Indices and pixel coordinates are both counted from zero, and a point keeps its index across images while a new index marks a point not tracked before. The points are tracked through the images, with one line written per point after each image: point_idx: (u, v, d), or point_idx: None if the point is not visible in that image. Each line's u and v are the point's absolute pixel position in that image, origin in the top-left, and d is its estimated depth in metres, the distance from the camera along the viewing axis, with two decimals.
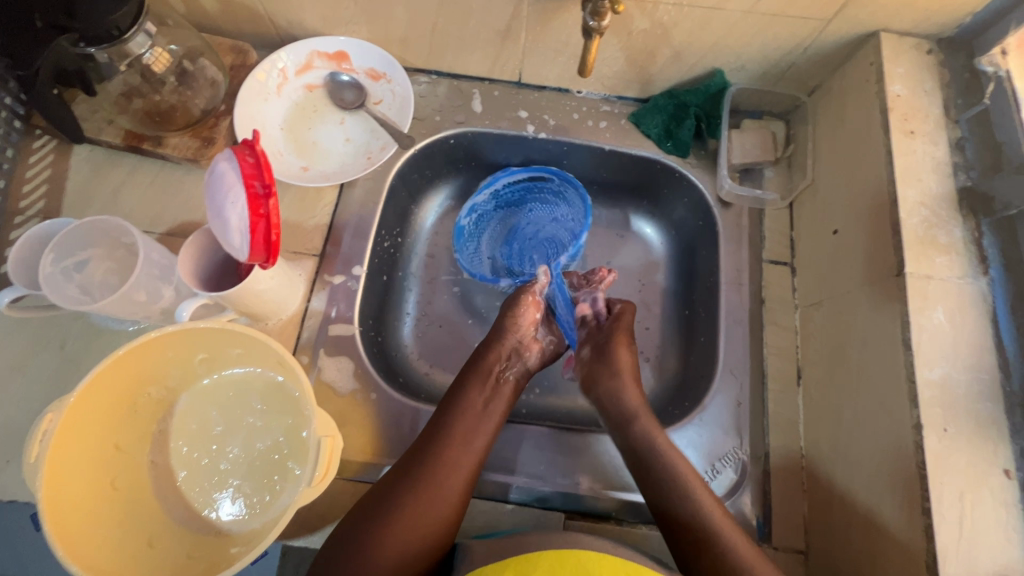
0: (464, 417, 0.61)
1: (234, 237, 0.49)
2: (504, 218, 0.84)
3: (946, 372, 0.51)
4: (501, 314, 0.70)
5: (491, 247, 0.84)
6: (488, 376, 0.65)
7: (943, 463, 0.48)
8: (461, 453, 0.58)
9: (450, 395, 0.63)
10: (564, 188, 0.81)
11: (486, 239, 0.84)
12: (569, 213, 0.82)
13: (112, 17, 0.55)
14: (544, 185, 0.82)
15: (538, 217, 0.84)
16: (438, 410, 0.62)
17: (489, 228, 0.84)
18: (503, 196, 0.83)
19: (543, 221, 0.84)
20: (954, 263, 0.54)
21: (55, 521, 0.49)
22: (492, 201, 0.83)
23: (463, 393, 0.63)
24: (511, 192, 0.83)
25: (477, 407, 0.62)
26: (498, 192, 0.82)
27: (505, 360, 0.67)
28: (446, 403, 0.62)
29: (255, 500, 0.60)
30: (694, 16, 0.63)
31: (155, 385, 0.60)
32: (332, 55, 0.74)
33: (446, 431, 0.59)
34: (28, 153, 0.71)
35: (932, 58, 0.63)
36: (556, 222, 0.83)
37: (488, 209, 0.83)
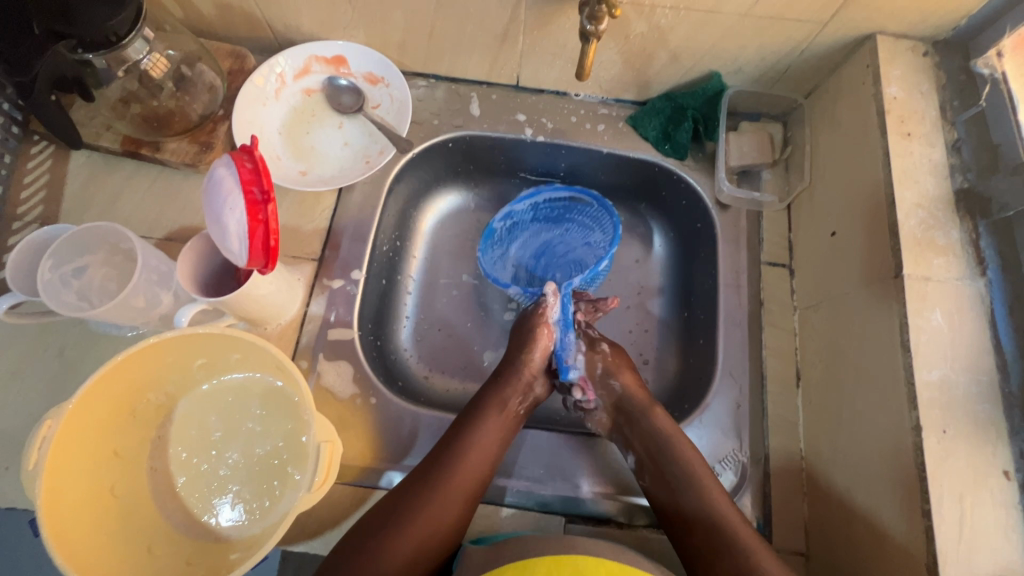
0: (473, 447, 0.60)
1: (232, 243, 0.49)
2: (541, 228, 0.84)
3: (945, 373, 0.51)
4: (517, 343, 0.69)
5: (519, 256, 0.83)
6: (501, 406, 0.64)
7: (942, 464, 0.48)
8: (465, 484, 0.58)
9: (459, 421, 0.62)
10: (602, 215, 0.79)
11: (517, 245, 0.83)
12: (603, 240, 0.81)
13: (110, 23, 0.55)
14: (585, 205, 0.81)
15: (572, 236, 0.83)
16: (446, 435, 0.62)
17: (520, 237, 0.83)
18: (543, 209, 0.82)
19: (575, 242, 0.83)
20: (951, 264, 0.54)
21: (54, 530, 0.49)
22: (531, 211, 0.82)
23: (473, 420, 0.62)
24: (552, 207, 0.82)
25: (487, 438, 0.61)
26: (541, 203, 0.81)
27: (518, 390, 0.66)
28: (455, 429, 0.61)
29: (254, 506, 0.60)
30: (691, 19, 0.64)
31: (154, 391, 0.60)
32: (330, 60, 0.75)
33: (454, 460, 0.59)
34: (26, 159, 0.71)
35: (929, 60, 0.63)
36: (588, 244, 0.82)
37: (525, 217, 0.82)
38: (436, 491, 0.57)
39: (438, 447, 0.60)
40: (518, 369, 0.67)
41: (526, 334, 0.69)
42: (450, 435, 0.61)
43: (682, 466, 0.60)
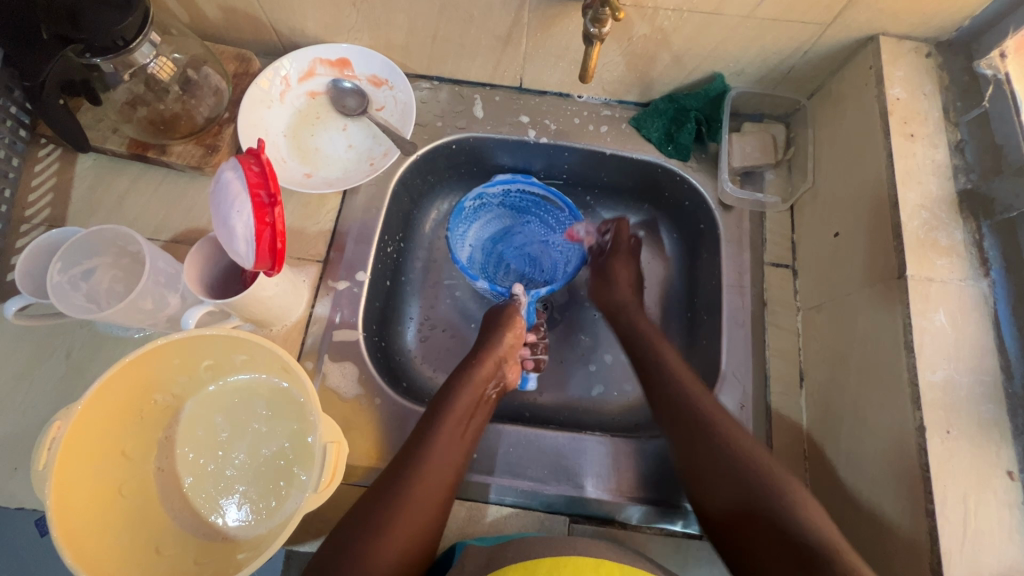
0: (450, 424, 0.60)
1: (241, 245, 0.49)
2: (504, 213, 0.85)
3: (948, 374, 0.51)
4: (489, 332, 0.70)
5: (476, 235, 0.84)
6: (477, 385, 0.65)
7: (946, 465, 0.48)
8: (444, 463, 0.58)
9: (434, 402, 0.62)
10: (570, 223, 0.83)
11: (478, 224, 0.84)
12: (561, 244, 0.85)
13: (116, 28, 0.55)
14: (556, 208, 0.82)
15: (531, 230, 0.85)
16: (422, 417, 0.62)
17: (482, 217, 0.84)
18: (513, 198, 0.83)
19: (534, 235, 0.85)
20: (955, 265, 0.54)
21: (65, 530, 0.50)
22: (501, 197, 0.83)
23: (449, 400, 0.62)
24: (522, 198, 0.83)
25: (464, 416, 0.62)
26: (513, 195, 0.83)
27: (493, 372, 0.67)
28: (432, 410, 0.62)
29: (261, 506, 0.60)
30: (694, 21, 0.64)
31: (161, 392, 0.60)
32: (335, 62, 0.75)
33: (430, 442, 0.58)
34: (34, 162, 0.71)
35: (932, 61, 0.63)
36: (545, 241, 0.85)
37: (493, 200, 0.83)
38: (417, 472, 0.56)
39: (417, 431, 0.60)
40: (492, 350, 0.68)
41: (498, 324, 0.71)
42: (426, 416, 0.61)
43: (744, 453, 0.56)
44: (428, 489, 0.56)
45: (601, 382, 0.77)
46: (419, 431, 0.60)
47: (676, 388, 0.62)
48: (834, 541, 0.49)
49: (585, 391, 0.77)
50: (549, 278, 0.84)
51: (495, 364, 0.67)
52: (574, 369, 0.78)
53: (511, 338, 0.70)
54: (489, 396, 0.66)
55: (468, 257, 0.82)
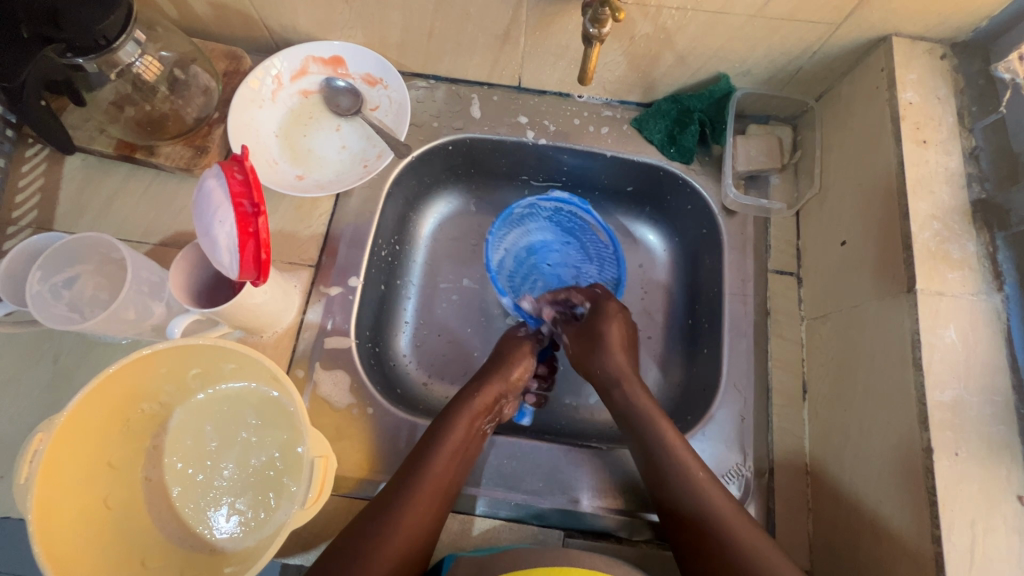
0: (441, 464, 0.57)
1: (223, 254, 0.47)
2: (550, 228, 0.81)
3: (957, 393, 0.49)
4: (494, 364, 0.67)
5: (514, 241, 0.80)
6: (474, 419, 0.62)
7: (953, 488, 0.46)
8: (433, 498, 0.56)
9: (429, 434, 0.59)
10: (609, 259, 0.79)
11: (522, 230, 0.80)
12: (593, 275, 0.81)
13: (99, 27, 0.54)
14: (601, 241, 0.79)
15: (569, 254, 0.82)
16: (414, 449, 0.59)
17: (525, 226, 0.80)
18: (562, 217, 0.79)
19: (569, 259, 0.82)
20: (967, 279, 0.52)
21: (47, 545, 0.49)
22: (551, 211, 0.79)
23: (445, 434, 0.59)
24: (571, 220, 0.79)
25: (458, 453, 0.59)
26: (565, 215, 0.79)
27: (493, 406, 0.65)
28: (427, 439, 0.59)
29: (250, 517, 0.59)
30: (698, 20, 0.61)
31: (148, 401, 0.59)
32: (328, 60, 0.73)
33: (420, 477, 0.56)
34: (20, 162, 0.70)
35: (946, 64, 0.60)
36: (580, 266, 0.82)
37: (541, 213, 0.79)
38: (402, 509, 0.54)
39: (409, 459, 0.58)
40: (496, 382, 0.66)
41: (505, 357, 0.68)
42: (421, 445, 0.59)
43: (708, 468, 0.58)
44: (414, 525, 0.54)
45: None
46: (409, 464, 0.57)
47: (655, 444, 0.59)
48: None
49: (583, 398, 0.75)
50: None
51: (497, 397, 0.65)
52: (571, 375, 0.77)
53: (518, 372, 0.67)
54: (486, 430, 0.63)
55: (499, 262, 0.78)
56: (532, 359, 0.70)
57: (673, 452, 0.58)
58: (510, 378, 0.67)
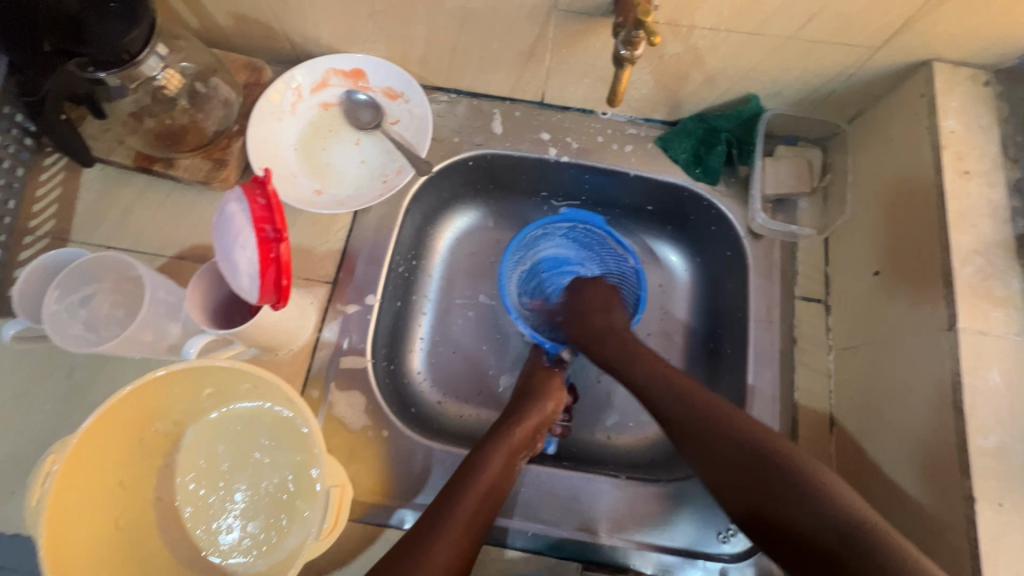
0: (474, 495, 0.56)
1: (243, 279, 0.46)
2: (562, 243, 0.79)
3: (1002, 439, 0.47)
4: (529, 396, 0.67)
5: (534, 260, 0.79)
6: (509, 451, 0.60)
7: (997, 542, 0.44)
8: (468, 530, 0.54)
9: (463, 465, 0.59)
10: (629, 276, 0.76)
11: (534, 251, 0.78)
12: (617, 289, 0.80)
13: (121, 42, 0.53)
14: (620, 254, 0.77)
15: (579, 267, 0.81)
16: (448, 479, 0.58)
17: (541, 245, 0.79)
18: (579, 233, 0.78)
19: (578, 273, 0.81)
20: (1011, 318, 0.50)
21: (57, 570, 0.48)
22: (566, 230, 0.77)
23: (478, 465, 0.58)
24: (587, 234, 0.78)
25: (492, 486, 0.57)
26: (579, 231, 0.77)
27: (529, 439, 0.63)
28: (461, 470, 0.58)
29: (261, 541, 0.58)
30: (731, 42, 0.60)
31: (162, 420, 0.58)
32: (349, 73, 0.72)
33: (453, 507, 0.55)
34: (39, 171, 0.70)
35: (989, 91, 0.58)
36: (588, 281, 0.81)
37: (556, 232, 0.78)
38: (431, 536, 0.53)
39: (441, 493, 0.56)
40: (531, 415, 0.64)
41: (540, 388, 0.68)
42: (455, 479, 0.57)
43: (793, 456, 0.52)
44: (450, 556, 0.52)
45: (616, 413, 0.74)
46: (442, 495, 0.56)
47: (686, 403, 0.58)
48: (868, 512, 0.48)
49: (601, 422, 0.74)
50: None
51: (532, 430, 0.64)
52: (590, 397, 0.75)
53: (552, 406, 0.66)
54: (520, 464, 0.61)
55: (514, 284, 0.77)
56: (565, 394, 0.68)
57: (673, 383, 0.60)
58: (544, 413, 0.65)
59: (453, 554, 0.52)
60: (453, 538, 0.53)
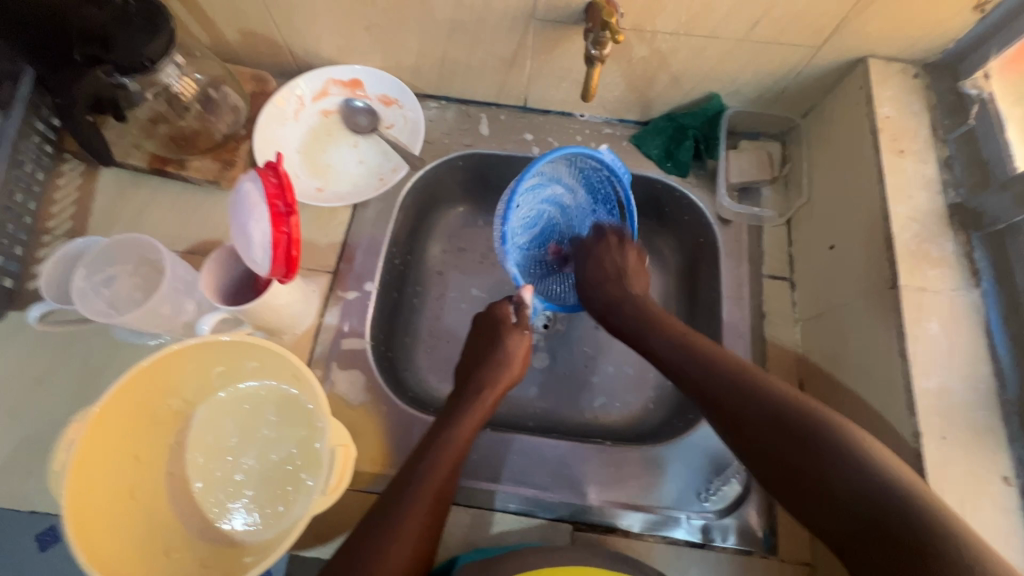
0: (446, 459, 0.58)
1: (256, 252, 0.51)
2: (569, 172, 0.71)
3: (942, 380, 0.52)
4: (491, 359, 0.68)
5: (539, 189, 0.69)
6: (475, 415, 0.63)
7: (941, 470, 0.49)
8: (437, 496, 0.56)
9: (431, 434, 0.60)
10: None
11: (552, 164, 0.67)
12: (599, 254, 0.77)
13: (145, 49, 0.59)
14: (614, 219, 0.74)
15: (568, 201, 0.74)
16: (417, 448, 0.59)
17: (557, 167, 0.69)
18: (593, 178, 0.72)
19: (563, 204, 0.74)
20: (947, 276, 0.56)
21: (80, 530, 0.51)
22: (588, 167, 0.70)
23: (446, 432, 0.60)
24: (598, 185, 0.73)
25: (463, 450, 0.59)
26: (595, 175, 0.71)
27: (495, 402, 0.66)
28: (430, 439, 0.59)
29: (268, 512, 0.61)
30: (690, 44, 0.67)
31: (174, 397, 0.62)
32: (347, 82, 0.79)
33: (425, 472, 0.56)
34: (57, 176, 0.75)
35: (919, 82, 0.66)
36: (567, 216, 0.76)
37: (580, 162, 0.69)
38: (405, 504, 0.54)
39: (410, 460, 0.58)
40: (495, 380, 0.66)
41: (504, 347, 0.68)
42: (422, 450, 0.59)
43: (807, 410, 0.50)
44: (421, 525, 0.53)
45: (603, 394, 0.78)
46: (411, 462, 0.58)
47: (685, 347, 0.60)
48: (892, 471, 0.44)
49: (590, 401, 0.78)
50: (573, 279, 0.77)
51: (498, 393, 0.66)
52: (576, 378, 0.79)
53: (517, 370, 0.68)
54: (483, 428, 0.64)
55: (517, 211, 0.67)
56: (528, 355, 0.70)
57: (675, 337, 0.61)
58: (508, 377, 0.67)
59: (421, 524, 0.53)
60: (424, 507, 0.54)
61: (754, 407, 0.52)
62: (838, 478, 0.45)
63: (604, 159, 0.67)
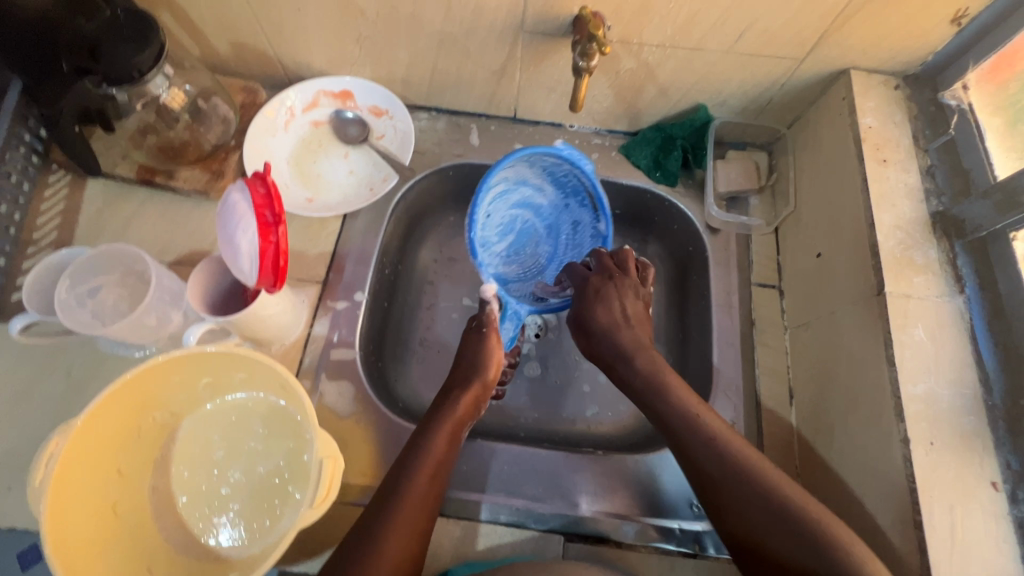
0: (424, 470, 0.56)
1: (243, 263, 0.50)
2: (535, 174, 0.73)
3: (929, 386, 0.52)
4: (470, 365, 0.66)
5: (506, 193, 0.73)
6: (452, 424, 0.61)
7: (931, 476, 0.49)
8: (417, 509, 0.54)
9: (409, 445, 0.58)
10: (588, 236, 0.75)
11: (512, 168, 0.69)
12: (587, 250, 0.76)
13: (133, 60, 0.59)
14: (588, 212, 0.74)
15: (540, 202, 0.76)
16: (394, 461, 0.57)
17: (519, 172, 0.71)
18: (559, 175, 0.72)
19: (536, 207, 0.77)
20: (931, 282, 0.57)
21: (59, 548, 0.49)
22: (549, 165, 0.71)
23: (424, 442, 0.58)
24: (567, 182, 0.73)
25: (442, 461, 0.58)
26: (559, 174, 0.72)
27: (474, 410, 0.64)
28: (408, 450, 0.58)
29: (255, 526, 0.60)
30: (677, 56, 0.68)
31: (159, 410, 0.61)
32: (337, 94, 0.79)
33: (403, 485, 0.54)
34: (43, 187, 0.74)
35: (899, 93, 0.67)
36: (543, 219, 0.78)
37: (538, 163, 0.71)
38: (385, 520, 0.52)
39: (388, 475, 0.56)
40: (473, 387, 0.64)
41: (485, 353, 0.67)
42: (403, 459, 0.57)
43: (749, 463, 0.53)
44: (401, 539, 0.52)
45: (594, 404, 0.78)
46: (389, 477, 0.56)
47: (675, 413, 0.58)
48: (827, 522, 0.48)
49: (581, 412, 0.78)
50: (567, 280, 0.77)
51: (477, 400, 0.64)
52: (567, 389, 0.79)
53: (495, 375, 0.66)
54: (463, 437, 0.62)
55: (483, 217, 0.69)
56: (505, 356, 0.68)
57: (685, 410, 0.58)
58: (485, 381, 0.65)
59: (402, 540, 0.52)
60: (407, 519, 0.53)
61: (706, 454, 0.54)
62: (775, 536, 0.49)
63: (561, 154, 0.68)
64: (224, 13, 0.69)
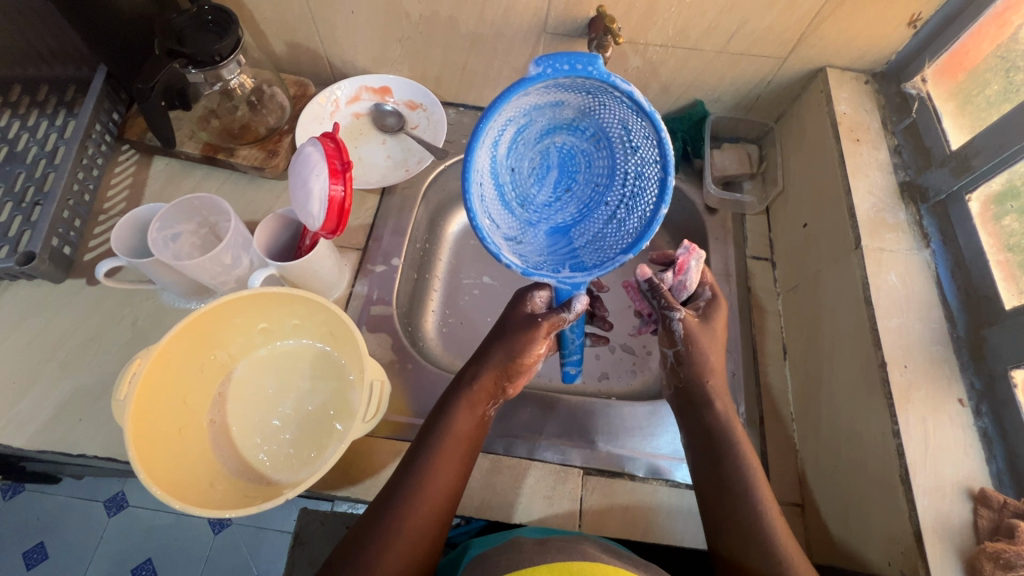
0: (449, 448, 0.60)
1: (313, 205, 0.58)
2: (532, 98, 0.49)
3: (902, 321, 0.60)
4: (492, 346, 0.66)
5: (502, 145, 0.51)
6: (474, 405, 0.63)
7: (906, 393, 0.57)
8: (445, 481, 0.58)
9: (433, 422, 0.61)
10: (638, 139, 0.51)
11: (505, 114, 0.49)
12: (648, 156, 0.52)
13: (216, 46, 0.68)
14: (625, 111, 0.49)
15: (563, 119, 0.52)
16: (421, 436, 0.61)
17: (505, 112, 0.48)
18: (561, 91, 0.49)
19: (566, 125, 0.53)
20: (901, 238, 0.66)
21: (140, 451, 0.56)
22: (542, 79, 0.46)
23: (445, 423, 0.61)
24: (578, 91, 0.49)
25: (462, 442, 0.61)
26: (566, 85, 0.47)
27: (495, 389, 0.65)
28: (431, 428, 0.61)
29: (302, 455, 0.66)
30: (676, 56, 0.79)
31: (220, 350, 0.68)
32: (378, 89, 0.90)
33: (427, 462, 0.58)
34: (114, 164, 0.83)
35: (869, 87, 0.78)
36: (582, 130, 0.53)
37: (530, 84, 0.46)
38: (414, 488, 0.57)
39: (414, 448, 0.60)
40: (493, 368, 0.65)
41: (512, 340, 0.65)
42: (420, 446, 0.60)
43: (721, 441, 0.62)
44: (429, 508, 0.56)
45: (606, 370, 0.85)
46: (415, 451, 0.60)
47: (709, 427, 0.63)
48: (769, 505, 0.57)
49: (593, 376, 0.84)
50: (642, 212, 0.53)
51: (500, 379, 0.65)
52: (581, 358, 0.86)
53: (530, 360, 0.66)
54: (486, 415, 0.65)
55: (502, 205, 0.53)
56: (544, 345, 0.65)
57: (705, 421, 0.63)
58: (509, 364, 0.65)
59: (433, 506, 0.56)
60: (429, 498, 0.56)
61: (738, 493, 0.58)
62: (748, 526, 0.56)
63: (545, 77, 0.45)
64: (286, 15, 0.80)
